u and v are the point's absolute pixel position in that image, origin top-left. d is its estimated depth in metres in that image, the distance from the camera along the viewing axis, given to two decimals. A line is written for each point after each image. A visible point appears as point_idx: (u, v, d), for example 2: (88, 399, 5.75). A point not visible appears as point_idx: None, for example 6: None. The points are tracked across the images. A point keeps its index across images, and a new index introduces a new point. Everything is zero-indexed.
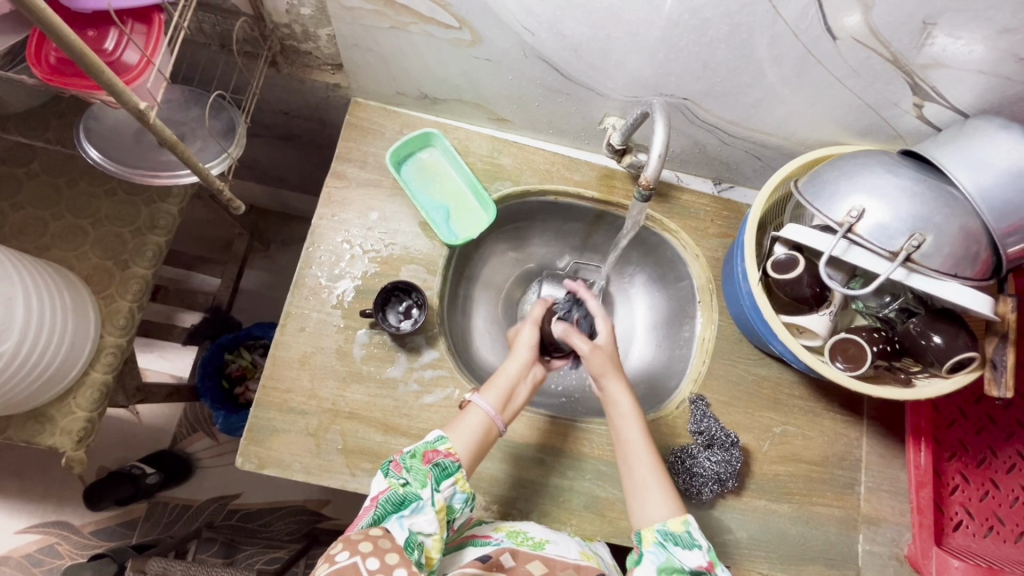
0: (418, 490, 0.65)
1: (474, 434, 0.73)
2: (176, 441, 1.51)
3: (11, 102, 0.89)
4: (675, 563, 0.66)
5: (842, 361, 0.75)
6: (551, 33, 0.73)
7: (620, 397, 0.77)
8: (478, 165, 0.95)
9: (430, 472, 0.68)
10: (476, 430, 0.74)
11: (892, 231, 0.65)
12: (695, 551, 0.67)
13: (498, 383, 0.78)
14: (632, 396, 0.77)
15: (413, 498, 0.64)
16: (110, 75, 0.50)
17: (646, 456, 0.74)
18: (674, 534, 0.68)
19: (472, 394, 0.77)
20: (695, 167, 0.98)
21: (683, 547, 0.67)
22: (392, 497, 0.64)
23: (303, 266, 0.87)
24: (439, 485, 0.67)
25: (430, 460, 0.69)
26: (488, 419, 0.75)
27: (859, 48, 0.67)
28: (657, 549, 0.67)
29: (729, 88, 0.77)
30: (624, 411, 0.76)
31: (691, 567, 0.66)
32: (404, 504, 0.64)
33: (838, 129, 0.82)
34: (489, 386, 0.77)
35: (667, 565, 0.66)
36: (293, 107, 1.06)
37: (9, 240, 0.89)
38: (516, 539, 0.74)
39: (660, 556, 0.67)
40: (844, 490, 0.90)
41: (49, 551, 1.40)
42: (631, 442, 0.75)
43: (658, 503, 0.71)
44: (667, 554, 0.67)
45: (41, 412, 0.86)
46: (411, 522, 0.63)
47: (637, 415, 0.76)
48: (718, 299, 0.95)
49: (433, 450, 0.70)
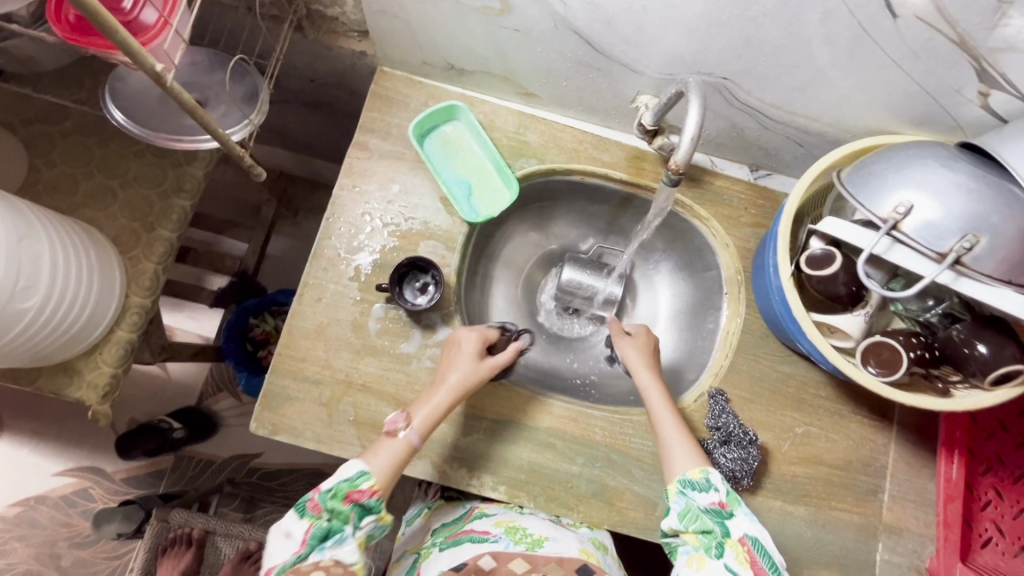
0: (341, 525, 0.69)
1: (395, 463, 0.73)
2: (202, 399, 1.56)
3: (44, 60, 0.90)
4: (693, 505, 0.73)
5: (874, 366, 0.70)
6: (584, 3, 0.69)
7: (637, 368, 0.84)
8: (503, 141, 0.92)
9: (352, 512, 0.70)
10: (398, 457, 0.73)
11: (942, 230, 0.60)
12: (711, 493, 0.74)
13: (432, 415, 0.76)
14: (650, 365, 0.84)
15: (337, 530, 0.69)
16: (125, 35, 0.49)
17: (671, 422, 0.79)
18: (692, 481, 0.74)
19: (403, 421, 0.75)
20: (731, 151, 0.93)
21: (700, 491, 0.74)
22: (318, 533, 0.68)
23: (322, 237, 0.86)
24: (361, 521, 0.71)
25: (352, 499, 0.70)
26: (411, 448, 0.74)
27: (922, 28, 0.61)
28: (678, 497, 0.74)
29: (773, 69, 0.71)
30: (647, 385, 0.82)
31: (707, 506, 0.73)
32: (328, 537, 0.69)
33: (890, 117, 0.76)
34: (420, 415, 0.75)
35: (687, 510, 0.73)
36: (320, 73, 1.04)
37: (43, 198, 0.91)
38: (515, 536, 0.80)
39: (681, 502, 0.74)
40: (867, 497, 0.86)
41: (83, 494, 1.48)
42: (657, 411, 0.80)
43: (681, 461, 0.76)
44: (687, 500, 0.74)
45: (68, 365, 0.89)
46: (333, 553, 0.69)
47: (660, 389, 0.82)
48: (746, 291, 0.91)
49: (357, 489, 0.70)
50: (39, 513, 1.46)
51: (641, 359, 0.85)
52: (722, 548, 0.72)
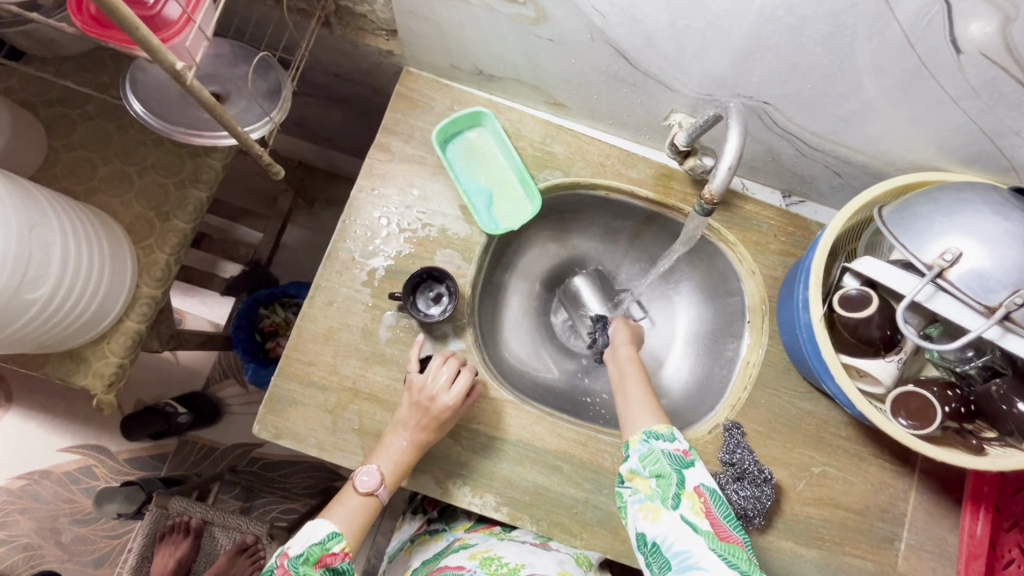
0: None
1: (359, 518, 0.73)
2: (208, 385, 1.56)
3: (67, 44, 0.89)
4: (655, 452, 0.66)
5: (904, 418, 0.67)
6: (624, 18, 0.66)
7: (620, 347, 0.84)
8: (528, 151, 0.89)
9: None
10: (362, 511, 0.73)
11: (992, 283, 0.56)
12: (673, 442, 0.67)
13: (395, 469, 0.75)
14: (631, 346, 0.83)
15: None
16: (146, 32, 0.47)
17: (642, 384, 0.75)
18: (658, 432, 0.68)
19: (368, 477, 0.74)
20: (764, 175, 0.89)
21: (663, 441, 0.67)
22: None
23: (337, 239, 0.84)
24: None
25: (324, 564, 0.69)
26: (374, 499, 0.74)
27: (986, 65, 0.57)
28: (641, 445, 0.67)
29: (818, 97, 0.68)
30: (626, 360, 0.80)
31: (671, 454, 0.66)
32: None
33: (938, 154, 0.72)
34: (387, 467, 0.75)
35: (647, 455, 0.66)
36: (345, 69, 1.02)
37: (59, 181, 0.90)
38: (490, 568, 0.77)
39: (643, 449, 0.67)
40: (882, 545, 0.83)
41: (86, 471, 1.48)
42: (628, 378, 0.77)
43: (643, 416, 0.70)
44: (649, 447, 0.67)
45: (76, 353, 0.88)
46: None
47: (638, 365, 0.80)
48: (770, 322, 0.88)
49: (329, 554, 0.69)
50: (42, 487, 1.47)
51: (624, 340, 0.85)
52: (678, 499, 0.64)
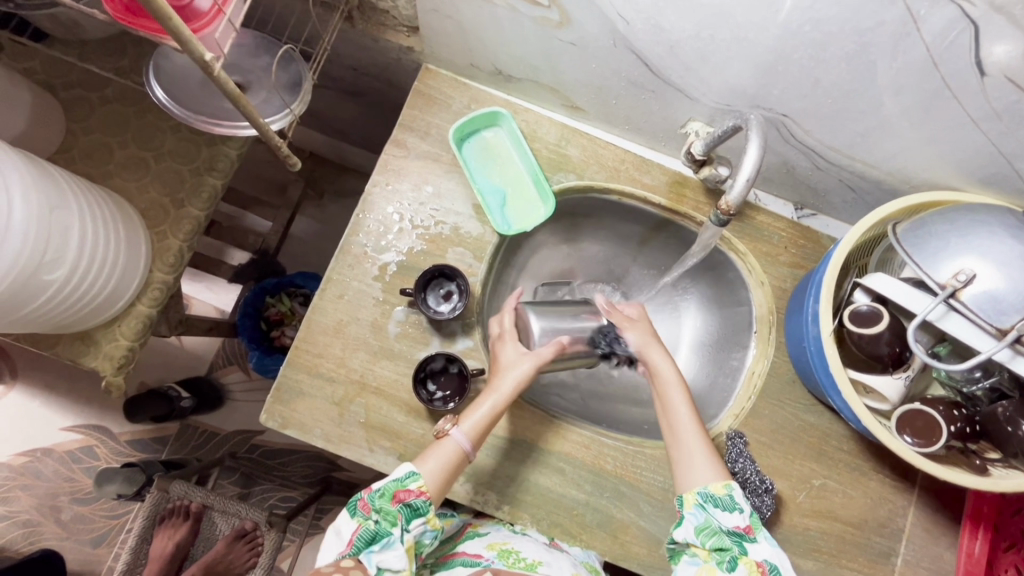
0: (389, 528, 0.67)
1: (443, 463, 0.71)
2: (212, 370, 1.57)
3: (90, 28, 0.89)
4: (713, 523, 0.69)
5: (910, 436, 0.67)
6: (648, 26, 0.66)
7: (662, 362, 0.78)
8: (544, 153, 0.89)
9: (400, 513, 0.68)
10: (447, 460, 0.71)
11: (1005, 306, 0.57)
12: (734, 514, 0.69)
13: (477, 415, 0.73)
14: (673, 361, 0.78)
15: (384, 533, 0.67)
16: (178, 24, 0.48)
17: (693, 426, 0.74)
18: (715, 496, 0.70)
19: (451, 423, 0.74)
20: (778, 187, 0.90)
21: (722, 509, 0.69)
22: (364, 535, 0.67)
23: (350, 232, 0.85)
24: (409, 524, 0.68)
25: (399, 500, 0.68)
26: (460, 449, 0.72)
27: (1009, 88, 0.58)
28: (696, 510, 0.70)
29: (837, 112, 0.68)
30: (670, 381, 0.76)
31: (728, 527, 0.69)
32: (374, 540, 0.67)
33: (954, 174, 0.72)
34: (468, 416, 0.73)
35: (705, 526, 0.69)
36: (363, 63, 1.02)
37: (76, 164, 0.91)
38: (508, 560, 0.77)
39: (699, 517, 0.69)
40: (879, 559, 0.83)
41: (88, 451, 1.49)
42: (679, 414, 0.75)
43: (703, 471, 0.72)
44: (706, 515, 0.69)
45: (87, 335, 0.89)
46: (380, 558, 0.66)
47: (682, 386, 0.76)
48: (777, 332, 0.88)
49: (404, 490, 0.68)
50: (44, 465, 1.48)
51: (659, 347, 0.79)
52: (735, 564, 0.68)
